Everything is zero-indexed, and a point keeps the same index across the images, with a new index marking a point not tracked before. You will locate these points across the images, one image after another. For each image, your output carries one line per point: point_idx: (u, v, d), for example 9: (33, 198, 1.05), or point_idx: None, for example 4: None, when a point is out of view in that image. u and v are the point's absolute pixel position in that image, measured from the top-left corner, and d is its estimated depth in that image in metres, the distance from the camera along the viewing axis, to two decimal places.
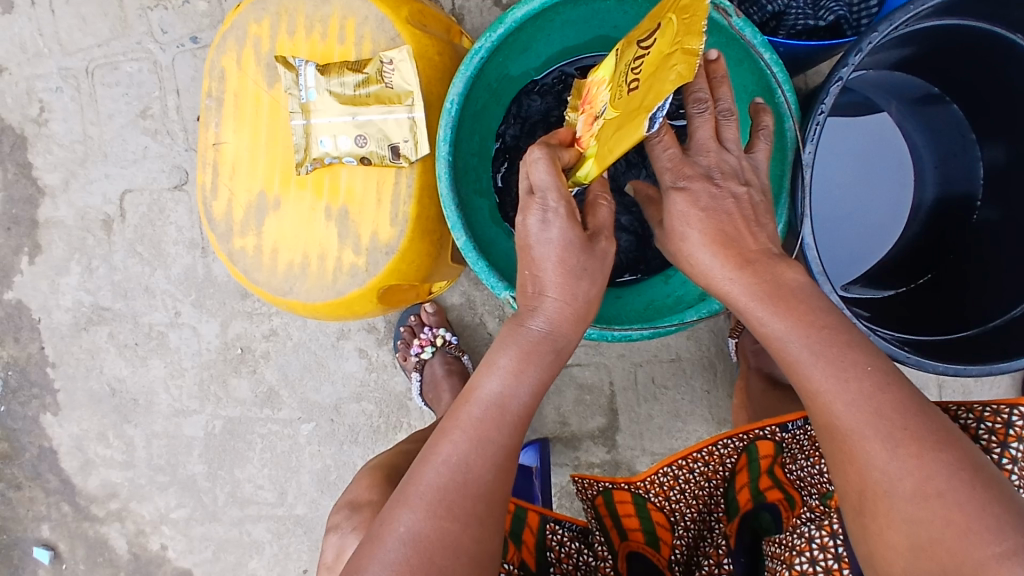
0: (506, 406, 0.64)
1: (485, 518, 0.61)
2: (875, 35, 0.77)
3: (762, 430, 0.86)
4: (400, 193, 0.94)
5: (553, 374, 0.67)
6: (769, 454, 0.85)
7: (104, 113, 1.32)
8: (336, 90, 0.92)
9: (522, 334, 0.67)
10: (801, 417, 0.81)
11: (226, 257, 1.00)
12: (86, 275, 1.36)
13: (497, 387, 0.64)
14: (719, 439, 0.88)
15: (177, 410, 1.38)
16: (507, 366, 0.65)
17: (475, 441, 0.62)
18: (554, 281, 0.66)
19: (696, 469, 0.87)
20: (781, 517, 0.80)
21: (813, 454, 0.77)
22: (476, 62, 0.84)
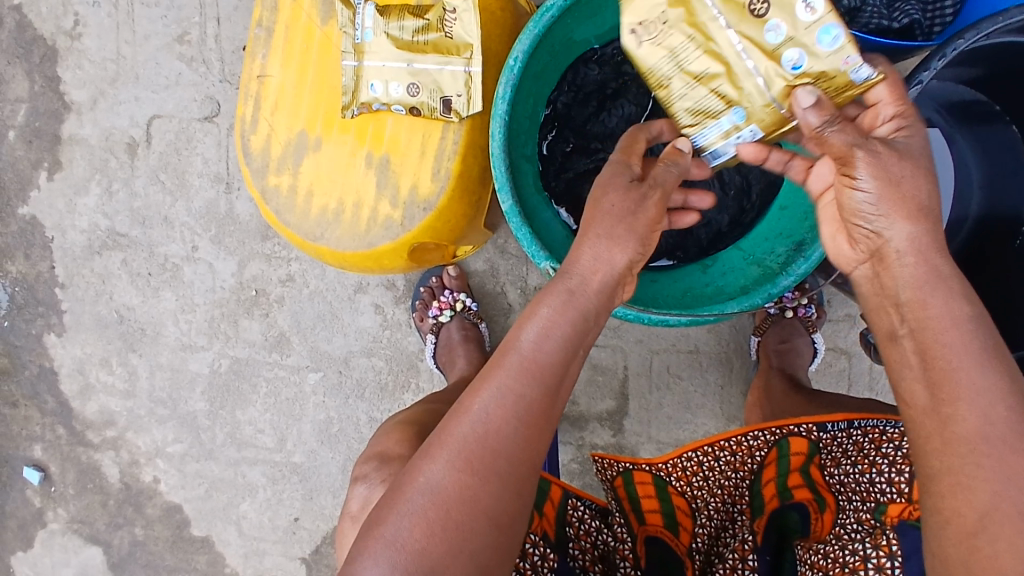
0: (534, 360, 0.63)
1: (507, 475, 0.61)
2: (961, 42, 0.74)
3: (799, 426, 0.87)
4: (446, 148, 0.92)
5: (585, 333, 0.67)
6: (801, 450, 0.87)
7: (141, 34, 1.28)
8: (393, 33, 0.88)
9: (556, 289, 0.68)
10: (847, 420, 0.84)
11: (258, 194, 0.98)
12: (105, 198, 1.33)
13: (531, 339, 0.65)
14: (751, 431, 0.88)
15: (185, 345, 1.36)
16: (542, 318, 0.66)
17: (506, 393, 0.62)
18: (601, 241, 0.69)
19: (722, 457, 0.89)
20: (811, 518, 0.84)
21: (863, 463, 0.81)
22: (545, 19, 0.81)
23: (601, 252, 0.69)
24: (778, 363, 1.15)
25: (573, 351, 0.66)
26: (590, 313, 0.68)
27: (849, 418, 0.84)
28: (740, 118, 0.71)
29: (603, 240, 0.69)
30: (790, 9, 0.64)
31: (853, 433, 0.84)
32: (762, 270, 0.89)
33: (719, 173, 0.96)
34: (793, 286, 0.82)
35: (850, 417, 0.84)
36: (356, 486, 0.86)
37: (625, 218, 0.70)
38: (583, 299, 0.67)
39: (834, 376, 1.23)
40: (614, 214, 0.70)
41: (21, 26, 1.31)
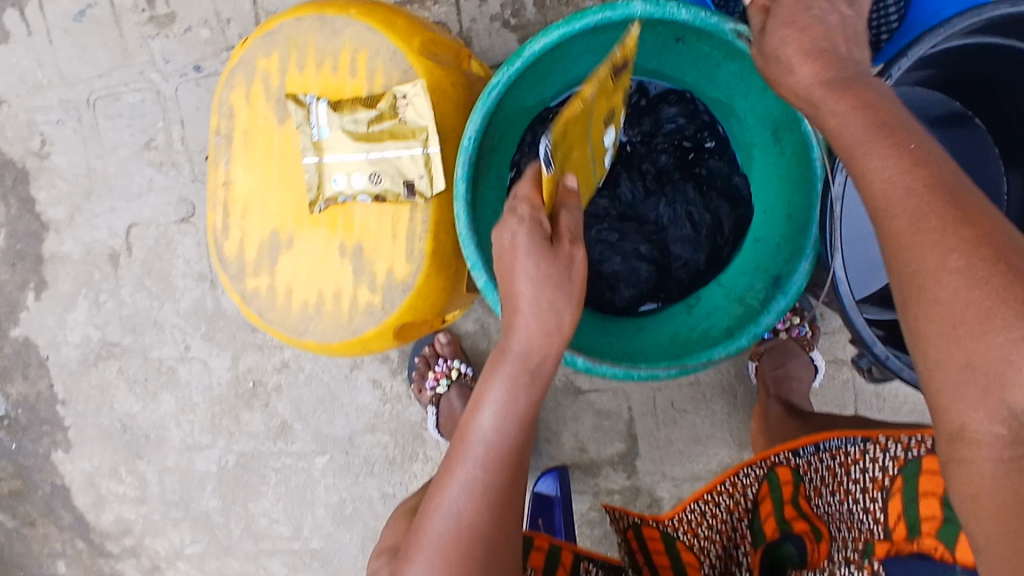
0: (494, 446, 0.70)
1: (484, 564, 0.68)
2: (904, 60, 0.74)
3: (777, 456, 0.94)
4: (415, 229, 0.93)
5: (539, 398, 0.72)
6: (788, 479, 0.94)
7: (108, 145, 1.28)
8: (349, 127, 0.88)
9: (507, 362, 0.71)
10: (813, 444, 0.90)
11: (239, 298, 0.98)
12: (94, 310, 1.33)
13: (484, 425, 0.71)
14: (743, 471, 0.99)
15: (190, 445, 1.35)
16: (496, 401, 0.71)
17: (472, 486, 0.69)
18: (533, 299, 0.70)
19: (721, 502, 1.00)
20: (806, 548, 0.87)
21: (839, 491, 0.83)
22: (493, 96, 0.81)
23: (541, 322, 0.70)
24: (775, 390, 1.14)
25: (527, 425, 0.72)
26: (537, 384, 0.72)
27: (815, 442, 0.89)
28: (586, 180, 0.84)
29: (536, 306, 0.70)
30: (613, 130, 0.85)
31: (822, 457, 0.88)
32: (744, 308, 0.88)
33: (688, 214, 0.97)
34: (775, 323, 0.82)
35: (815, 442, 0.89)
36: None
37: (559, 286, 0.70)
38: (533, 372, 0.71)
39: (838, 389, 1.22)
40: (547, 282, 0.69)
41: None
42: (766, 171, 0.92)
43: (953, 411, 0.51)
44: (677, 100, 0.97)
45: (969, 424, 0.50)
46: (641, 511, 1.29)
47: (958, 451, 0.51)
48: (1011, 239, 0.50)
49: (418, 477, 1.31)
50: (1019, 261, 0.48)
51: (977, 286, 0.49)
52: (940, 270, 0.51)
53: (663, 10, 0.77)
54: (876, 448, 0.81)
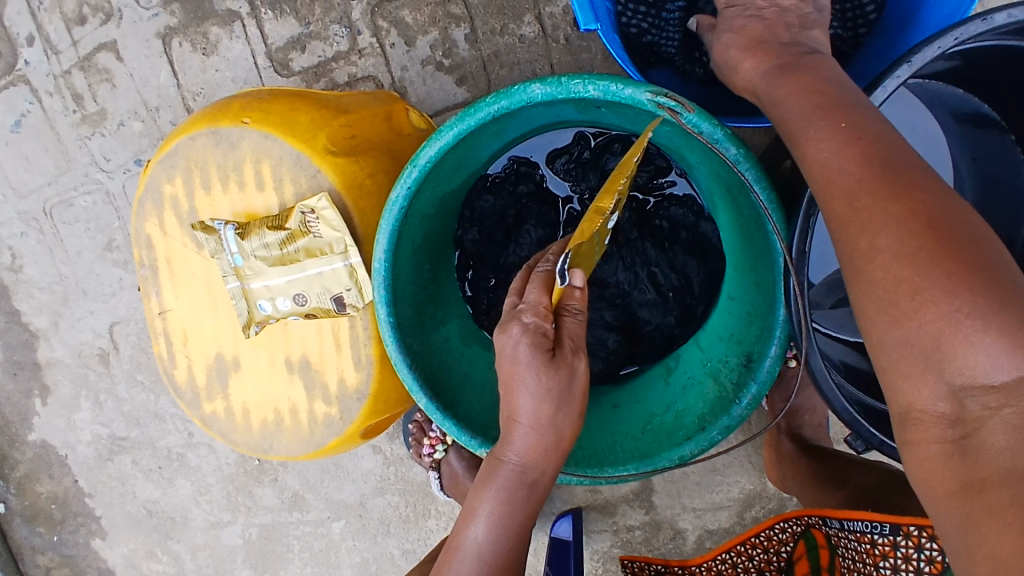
0: (484, 557, 0.69)
1: None
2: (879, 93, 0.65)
3: (811, 519, 0.90)
4: (358, 336, 0.87)
5: (534, 508, 0.70)
6: (823, 543, 0.89)
7: (73, 250, 1.27)
8: (261, 253, 0.82)
9: (501, 471, 0.69)
10: (837, 516, 0.84)
11: (200, 423, 0.95)
12: (96, 408, 1.35)
13: (478, 535, 0.69)
14: (778, 524, 0.96)
15: (213, 522, 1.38)
16: (486, 514, 0.69)
17: None
18: (529, 408, 0.66)
19: (755, 555, 0.98)
20: None
21: None
22: (396, 212, 0.73)
23: (535, 438, 0.67)
24: (785, 423, 1.04)
25: (519, 539, 0.70)
26: (533, 503, 0.70)
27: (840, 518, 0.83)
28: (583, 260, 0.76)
29: (535, 421, 0.66)
30: None
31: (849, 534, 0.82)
32: (719, 388, 0.77)
33: (651, 275, 0.87)
34: (749, 413, 0.72)
35: (841, 517, 0.83)
36: None
37: (561, 405, 0.66)
38: (525, 488, 0.69)
39: None
40: (550, 398, 0.65)
41: None
42: (729, 225, 0.80)
43: (899, 390, 0.50)
44: (622, 148, 0.86)
45: (916, 404, 0.49)
46: (666, 546, 1.23)
47: (907, 432, 0.50)
48: (950, 210, 0.49)
49: (434, 532, 1.29)
50: (955, 237, 0.47)
51: (908, 264, 0.48)
52: (876, 248, 0.50)
53: (567, 89, 0.67)
54: (908, 545, 0.74)
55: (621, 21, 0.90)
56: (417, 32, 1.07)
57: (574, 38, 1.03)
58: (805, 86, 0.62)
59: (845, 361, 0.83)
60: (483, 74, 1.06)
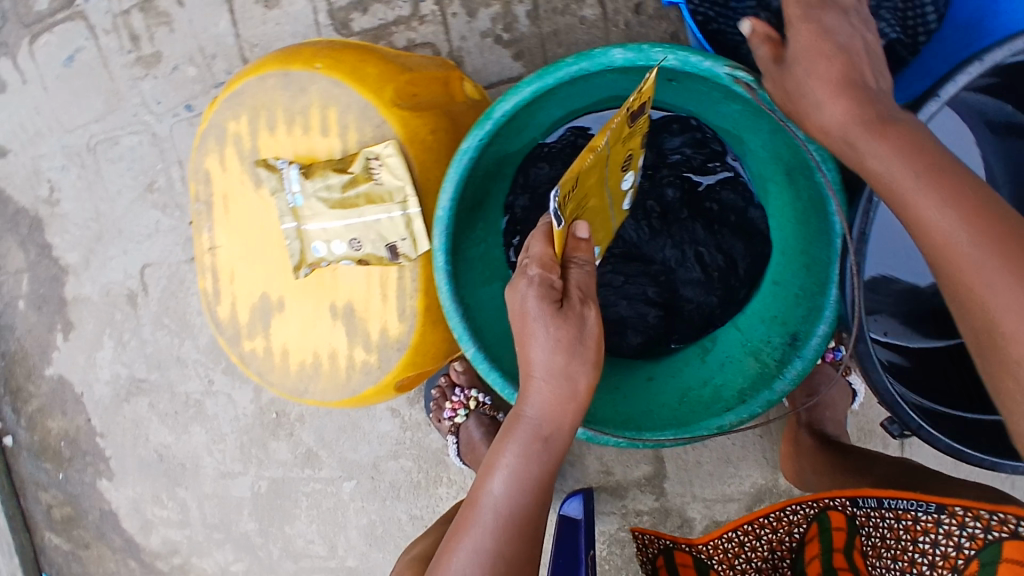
0: (505, 511, 0.72)
1: None
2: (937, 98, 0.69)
3: (832, 500, 0.85)
4: (405, 288, 0.89)
5: (553, 468, 0.73)
6: (840, 526, 0.85)
7: (112, 189, 1.28)
8: (322, 194, 0.84)
9: (520, 427, 0.72)
10: (874, 496, 0.80)
11: (238, 360, 0.97)
12: (119, 348, 1.36)
13: (496, 488, 0.73)
14: (791, 506, 0.91)
15: (223, 472, 1.39)
16: (504, 470, 0.72)
17: (480, 549, 0.72)
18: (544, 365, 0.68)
19: (764, 535, 0.94)
20: None
21: (901, 562, 0.75)
22: (464, 162, 0.74)
23: (554, 395, 0.69)
24: (806, 417, 1.08)
25: (538, 495, 0.73)
26: (555, 459, 0.72)
27: (878, 497, 0.79)
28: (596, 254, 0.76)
29: (553, 379, 0.69)
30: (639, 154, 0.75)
31: (884, 514, 0.79)
32: (760, 365, 0.80)
33: (698, 255, 0.88)
34: (792, 389, 0.75)
35: (879, 497, 0.79)
36: None
37: (572, 356, 0.68)
38: (543, 445, 0.71)
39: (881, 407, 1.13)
40: (559, 350, 0.67)
41: (3, 201, 1.34)
42: (783, 210, 0.82)
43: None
44: (680, 129, 0.87)
45: None
46: (672, 533, 1.24)
47: None
48: None
49: (444, 500, 1.30)
50: None
51: None
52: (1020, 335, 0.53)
53: (647, 57, 0.69)
54: (952, 523, 0.72)
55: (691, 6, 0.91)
56: (480, 4, 1.08)
57: (634, 23, 1.05)
58: (901, 137, 0.59)
59: (890, 361, 0.84)
60: (541, 51, 1.08)
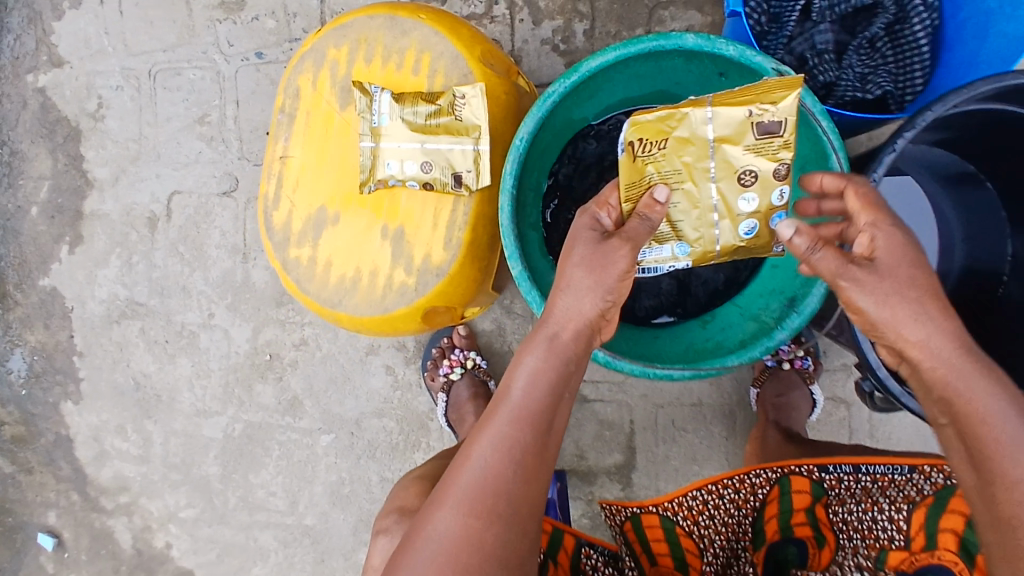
0: (526, 408, 0.67)
1: (512, 523, 0.63)
2: (930, 113, 0.78)
3: (800, 467, 0.97)
4: (456, 220, 0.99)
5: (572, 376, 0.71)
6: (803, 489, 0.97)
7: (162, 115, 1.36)
8: (408, 118, 0.96)
9: (546, 332, 0.72)
10: (848, 462, 0.93)
11: (280, 265, 1.04)
12: (124, 269, 1.39)
13: (519, 387, 0.69)
14: (754, 470, 1.01)
15: (199, 410, 1.40)
16: (528, 366, 0.70)
17: (501, 441, 0.65)
18: (582, 274, 0.73)
19: (726, 496, 1.02)
20: (808, 552, 0.91)
21: (867, 504, 0.88)
22: (547, 104, 0.88)
23: (579, 299, 0.72)
24: (775, 415, 1.20)
25: (561, 392, 0.70)
26: (573, 354, 0.72)
27: (855, 463, 0.93)
28: (682, 251, 0.79)
29: (579, 289, 0.72)
30: (770, 190, 0.75)
31: (858, 476, 0.92)
32: (759, 324, 0.94)
33: None
34: (788, 339, 0.87)
35: (857, 463, 0.93)
36: (380, 538, 0.93)
37: (596, 268, 0.72)
38: (566, 343, 0.72)
39: (834, 425, 1.27)
40: (583, 263, 0.73)
41: (45, 107, 1.38)
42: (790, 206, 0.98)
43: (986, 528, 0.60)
44: None
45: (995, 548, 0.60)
46: None
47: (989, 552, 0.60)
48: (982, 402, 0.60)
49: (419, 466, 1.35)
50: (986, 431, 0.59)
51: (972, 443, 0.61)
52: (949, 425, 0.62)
53: (713, 45, 0.84)
54: (921, 478, 0.85)
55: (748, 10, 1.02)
56: (545, 16, 1.25)
57: None
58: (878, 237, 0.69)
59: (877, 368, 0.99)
60: None
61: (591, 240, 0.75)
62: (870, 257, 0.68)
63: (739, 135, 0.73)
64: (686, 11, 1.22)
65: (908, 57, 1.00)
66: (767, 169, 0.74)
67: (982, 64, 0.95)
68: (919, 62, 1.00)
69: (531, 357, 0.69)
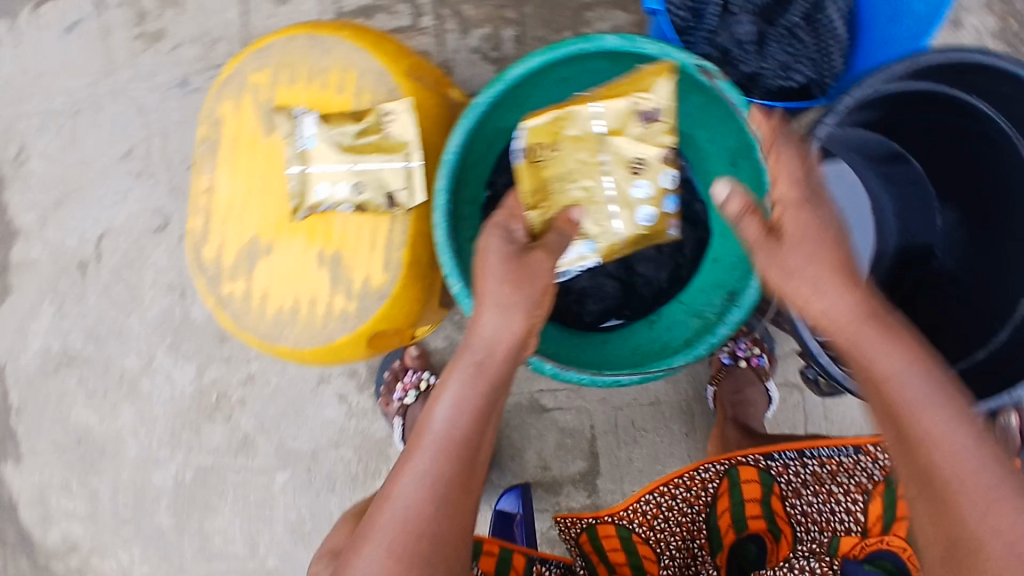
0: (448, 438, 0.69)
1: (438, 555, 0.65)
2: (847, 99, 0.84)
3: (746, 457, 0.99)
4: (394, 240, 0.96)
5: (495, 400, 0.72)
6: (752, 478, 0.99)
7: (87, 154, 1.31)
8: (335, 139, 0.94)
9: (469, 357, 0.73)
10: (794, 449, 0.97)
11: (215, 302, 1.01)
12: (58, 317, 1.33)
13: (442, 416, 0.70)
14: (701, 466, 1.01)
15: (147, 458, 1.34)
16: (452, 395, 0.71)
17: (425, 473, 0.67)
18: (502, 292, 0.73)
19: (678, 495, 1.01)
20: (767, 547, 0.96)
21: (821, 493, 0.94)
22: (474, 116, 0.87)
23: (503, 321, 0.73)
24: (732, 413, 1.22)
25: (484, 419, 0.71)
26: (499, 379, 0.72)
27: (801, 449, 0.97)
28: (589, 248, 0.94)
29: (503, 308, 0.73)
30: (653, 176, 0.93)
31: (806, 462, 0.97)
32: (703, 321, 0.94)
33: None
34: (731, 334, 0.87)
35: (802, 448, 0.97)
36: None
37: (520, 285, 0.74)
38: (490, 370, 0.72)
39: (793, 412, 1.28)
40: (508, 280, 0.74)
41: None
42: None
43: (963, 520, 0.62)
44: None
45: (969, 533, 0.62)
46: None
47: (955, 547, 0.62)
48: (911, 391, 0.67)
49: None
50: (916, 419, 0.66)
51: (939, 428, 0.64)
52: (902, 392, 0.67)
53: (635, 47, 0.83)
54: (867, 460, 0.94)
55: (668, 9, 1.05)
56: (473, 24, 1.24)
57: None
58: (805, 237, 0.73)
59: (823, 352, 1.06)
60: None
61: (508, 253, 0.76)
62: (779, 232, 0.74)
63: (622, 127, 0.88)
64: (611, 12, 1.23)
65: (826, 40, 1.04)
66: (651, 155, 0.91)
67: (895, 46, 0.99)
68: (835, 46, 1.04)
69: (454, 386, 0.70)
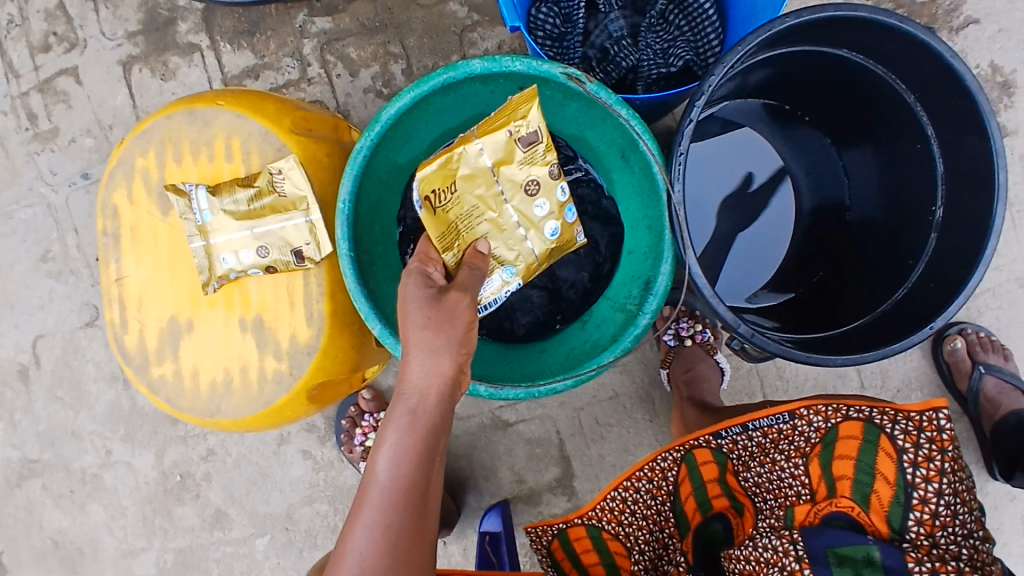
0: (394, 488, 0.67)
1: None
2: (713, 78, 0.80)
3: (697, 440, 1.05)
4: (312, 293, 0.95)
5: (437, 443, 0.71)
6: (708, 459, 1.05)
7: (5, 263, 1.29)
8: (230, 208, 0.93)
9: (403, 403, 0.71)
10: (736, 424, 1.02)
11: (146, 389, 1.00)
12: (9, 430, 1.31)
13: (384, 468, 0.68)
14: (658, 456, 1.08)
15: (125, 551, 1.33)
16: (392, 444, 0.69)
17: (375, 528, 0.65)
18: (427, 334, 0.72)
19: (641, 488, 1.08)
20: (732, 524, 1.00)
21: (766, 462, 0.96)
22: (360, 160, 0.87)
23: (433, 364, 0.71)
24: (687, 392, 1.21)
25: (429, 463, 0.69)
26: (437, 421, 0.71)
27: (743, 423, 1.01)
28: (509, 273, 0.89)
29: (431, 352, 0.71)
30: (552, 193, 0.84)
31: (751, 434, 1.00)
32: (626, 314, 0.95)
33: None
34: (653, 322, 0.88)
35: (743, 422, 1.01)
36: None
37: (441, 327, 0.72)
38: (427, 414, 0.70)
39: (746, 377, 1.30)
40: (429, 324, 0.72)
41: None
42: (627, 189, 0.99)
43: None
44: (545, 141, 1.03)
45: None
46: None
47: None
48: None
49: None
50: None
51: None
52: None
53: (500, 65, 0.85)
54: (803, 424, 0.93)
55: (530, 25, 1.06)
56: (360, 65, 1.24)
57: None
58: None
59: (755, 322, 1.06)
60: None
61: (427, 297, 0.75)
62: None
63: (509, 155, 0.81)
64: (493, 28, 1.23)
65: (700, 24, 1.06)
66: (543, 173, 0.83)
67: (760, 15, 1.00)
68: (710, 29, 1.06)
69: (393, 433, 0.68)
